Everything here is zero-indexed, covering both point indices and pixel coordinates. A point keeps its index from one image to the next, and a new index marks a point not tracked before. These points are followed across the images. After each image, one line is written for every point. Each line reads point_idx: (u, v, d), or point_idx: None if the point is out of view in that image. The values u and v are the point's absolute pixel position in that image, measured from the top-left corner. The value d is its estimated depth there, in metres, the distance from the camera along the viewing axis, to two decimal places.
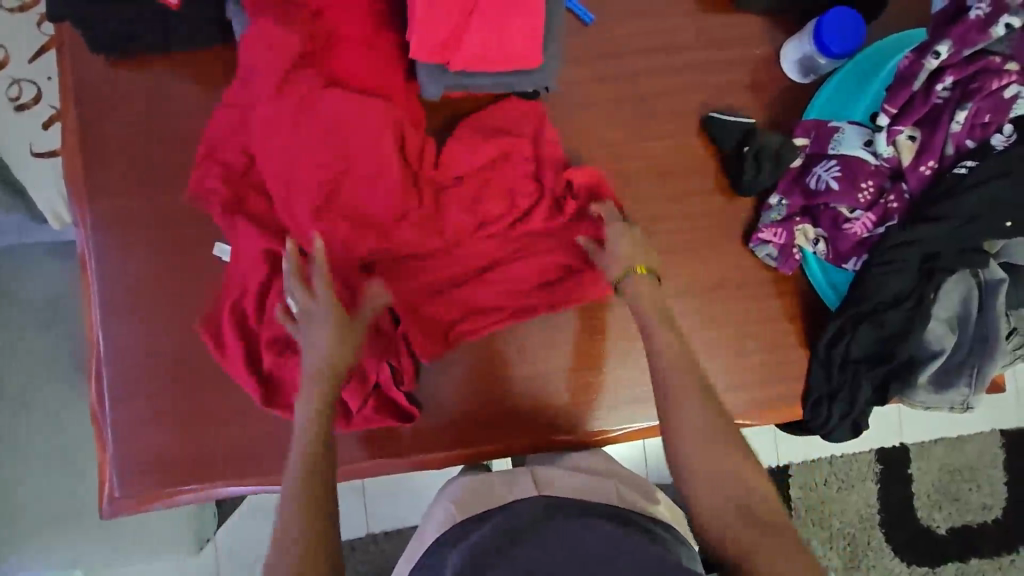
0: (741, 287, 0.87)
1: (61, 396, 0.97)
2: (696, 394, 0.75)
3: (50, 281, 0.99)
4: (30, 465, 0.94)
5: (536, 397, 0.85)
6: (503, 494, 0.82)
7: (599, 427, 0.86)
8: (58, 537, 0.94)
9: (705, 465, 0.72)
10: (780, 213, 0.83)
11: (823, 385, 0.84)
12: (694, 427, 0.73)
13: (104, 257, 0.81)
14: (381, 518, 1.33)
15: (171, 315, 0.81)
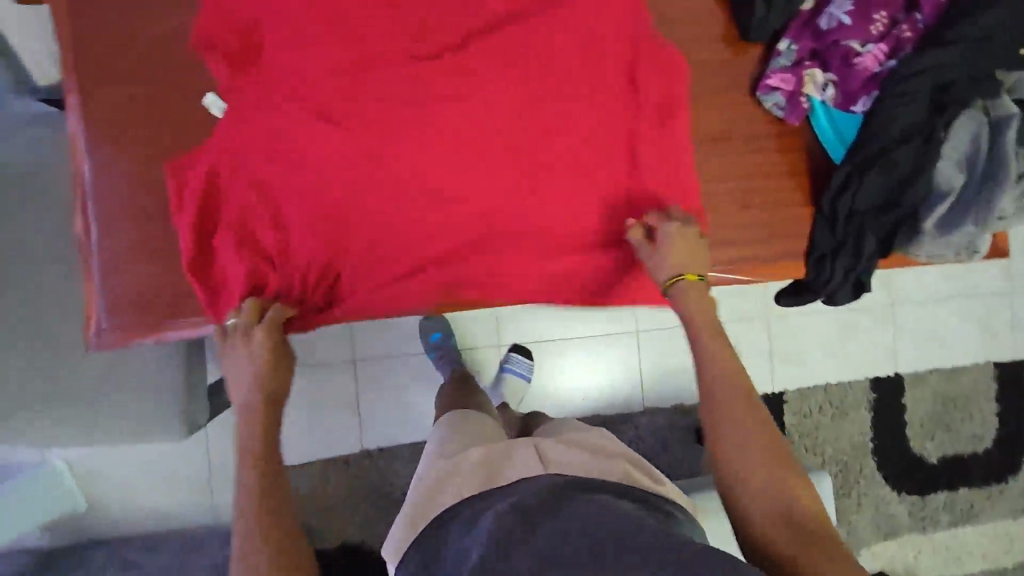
0: (744, 140, 0.85)
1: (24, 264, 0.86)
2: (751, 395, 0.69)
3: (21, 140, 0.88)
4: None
5: (538, 248, 0.82)
6: (510, 471, 0.76)
7: (596, 282, 0.85)
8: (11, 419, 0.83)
9: (763, 465, 0.64)
10: (790, 59, 0.80)
11: (828, 241, 0.84)
12: (750, 430, 0.66)
13: (90, 87, 0.77)
14: (375, 433, 1.27)
15: (160, 149, 0.79)
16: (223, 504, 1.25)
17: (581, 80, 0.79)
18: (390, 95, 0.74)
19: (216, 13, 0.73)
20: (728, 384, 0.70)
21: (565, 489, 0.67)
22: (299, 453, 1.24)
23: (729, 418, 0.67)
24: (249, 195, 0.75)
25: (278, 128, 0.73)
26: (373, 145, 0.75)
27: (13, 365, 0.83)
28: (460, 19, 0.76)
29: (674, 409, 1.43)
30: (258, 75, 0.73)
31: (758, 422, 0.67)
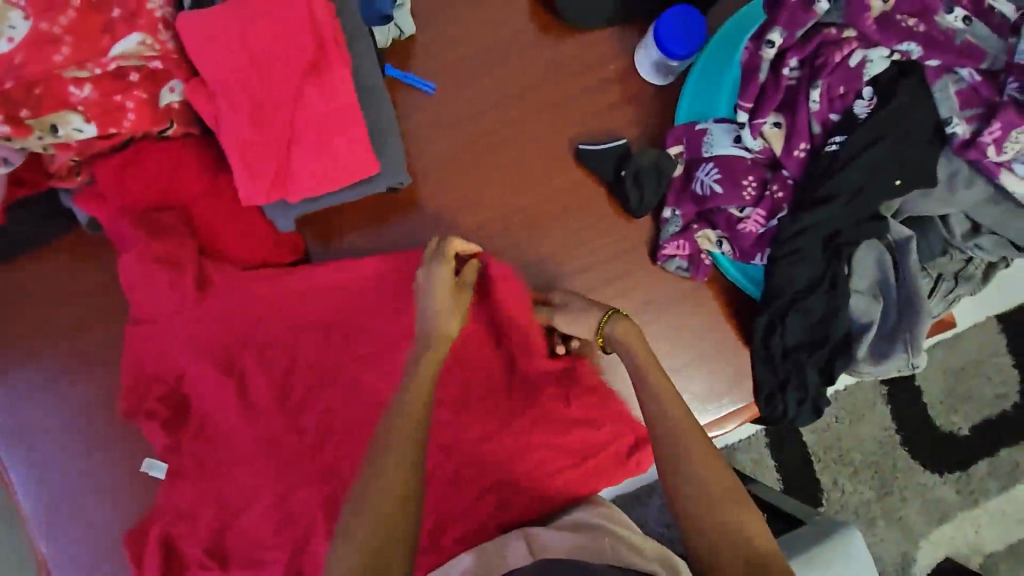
0: (670, 302, 0.84)
1: None
2: (691, 419, 0.68)
3: None
4: None
5: (502, 468, 0.80)
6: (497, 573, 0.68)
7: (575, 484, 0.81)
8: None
9: (705, 478, 0.63)
10: (678, 224, 0.81)
11: (771, 377, 0.81)
12: (699, 450, 0.65)
13: (20, 481, 0.75)
14: None
15: (106, 507, 0.76)
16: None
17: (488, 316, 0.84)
18: (321, 397, 0.79)
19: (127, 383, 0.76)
20: (671, 408, 0.69)
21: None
22: None
23: (677, 450, 0.65)
24: (202, 544, 0.75)
25: (226, 465, 0.77)
26: (322, 435, 0.79)
27: None
28: (362, 288, 0.79)
29: None
30: (195, 404, 0.77)
31: (705, 444, 0.66)
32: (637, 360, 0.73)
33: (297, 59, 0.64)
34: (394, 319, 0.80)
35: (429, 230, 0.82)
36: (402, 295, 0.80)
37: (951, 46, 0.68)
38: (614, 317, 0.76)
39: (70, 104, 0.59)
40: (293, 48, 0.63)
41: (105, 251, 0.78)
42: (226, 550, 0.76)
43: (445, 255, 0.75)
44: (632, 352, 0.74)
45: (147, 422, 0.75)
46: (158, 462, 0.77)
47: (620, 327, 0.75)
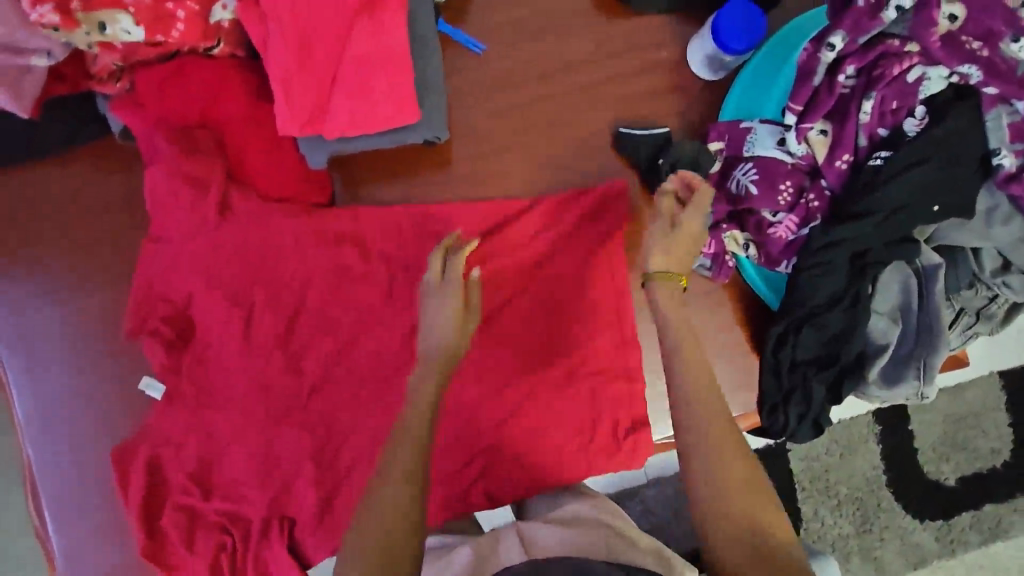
0: (686, 299, 0.84)
1: None
2: (720, 421, 0.64)
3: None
4: None
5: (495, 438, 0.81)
6: (487, 560, 0.68)
7: (565, 463, 0.82)
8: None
9: (733, 490, 0.60)
10: (707, 222, 0.80)
11: (775, 389, 0.81)
12: (723, 462, 0.62)
13: (19, 378, 0.75)
14: None
15: (97, 419, 0.76)
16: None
17: (501, 289, 0.83)
18: (324, 343, 0.79)
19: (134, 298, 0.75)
20: (705, 413, 0.64)
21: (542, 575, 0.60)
22: None
23: (693, 458, 0.63)
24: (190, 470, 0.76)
25: (222, 395, 0.77)
26: (321, 380, 0.78)
27: None
28: (383, 239, 0.79)
29: None
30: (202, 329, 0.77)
31: (728, 451, 0.62)
32: (667, 324, 0.70)
33: None
34: (409, 274, 0.80)
35: (457, 191, 0.82)
36: (422, 252, 0.80)
37: (1012, 77, 0.66)
38: (658, 277, 0.72)
39: (122, 5, 0.62)
40: None
41: (133, 164, 0.78)
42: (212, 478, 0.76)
43: (449, 244, 0.76)
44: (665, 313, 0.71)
45: (149, 340, 0.75)
46: (157, 383, 0.77)
47: (663, 288, 0.71)
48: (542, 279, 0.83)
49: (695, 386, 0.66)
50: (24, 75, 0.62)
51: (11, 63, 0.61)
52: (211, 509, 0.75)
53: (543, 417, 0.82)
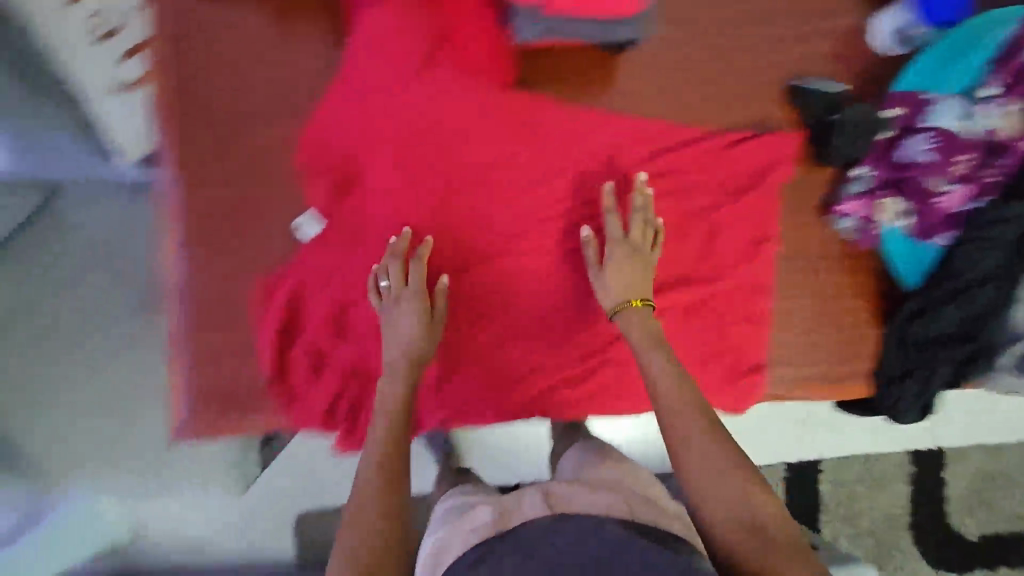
0: (815, 261, 0.86)
1: None
2: (706, 428, 0.67)
3: (100, 216, 0.91)
4: None
5: (603, 355, 0.83)
6: (505, 510, 0.72)
7: None
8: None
9: (702, 478, 0.64)
10: (864, 186, 0.81)
11: (895, 365, 0.84)
12: (703, 454, 0.65)
13: (186, 191, 0.79)
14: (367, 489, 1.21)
15: (241, 249, 0.80)
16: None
17: (641, 216, 0.82)
18: (473, 222, 0.81)
19: (313, 140, 0.80)
20: (679, 421, 0.68)
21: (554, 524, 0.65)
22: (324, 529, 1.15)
23: (681, 448, 0.67)
24: (328, 313, 0.79)
25: (369, 249, 0.80)
26: (459, 260, 0.81)
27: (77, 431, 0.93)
28: (542, 141, 0.82)
29: None
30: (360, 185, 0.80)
31: (727, 466, 0.64)
32: (645, 364, 0.74)
33: None
34: (559, 181, 0.82)
35: (618, 112, 0.83)
36: (575, 162, 0.82)
37: None
38: (623, 310, 0.77)
39: None
40: None
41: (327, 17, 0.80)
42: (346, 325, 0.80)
43: (420, 254, 0.77)
44: (648, 350, 0.74)
45: (315, 183, 0.80)
46: (315, 219, 0.79)
47: (624, 324, 0.76)
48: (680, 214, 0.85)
49: (672, 388, 0.70)
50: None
51: None
52: (340, 352, 0.80)
53: None
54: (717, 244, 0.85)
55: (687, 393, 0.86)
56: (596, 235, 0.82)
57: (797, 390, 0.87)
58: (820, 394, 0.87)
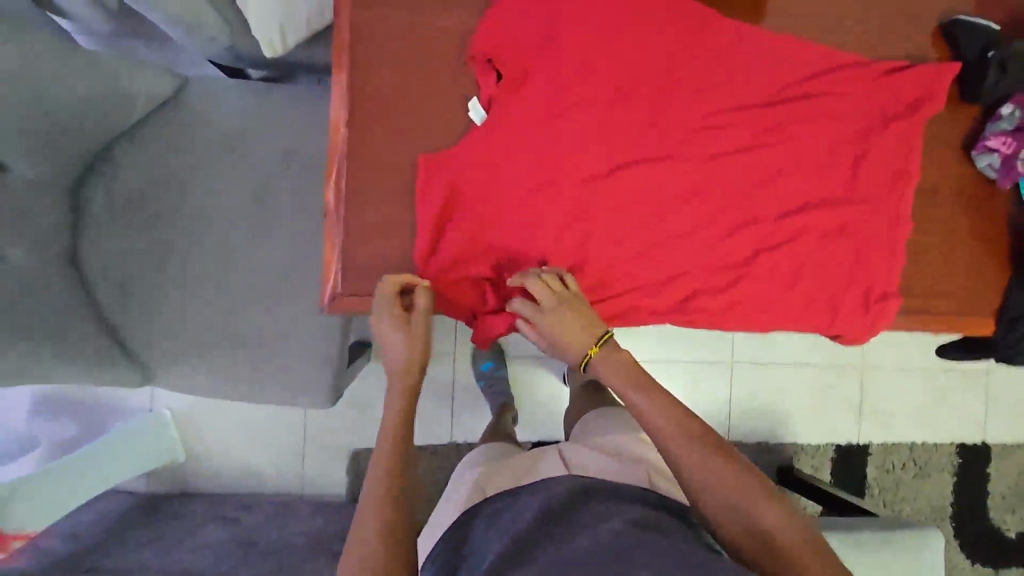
0: (953, 197, 0.88)
1: (287, 233, 1.12)
2: (698, 436, 0.75)
3: (293, 129, 1.13)
4: (236, 280, 1.11)
5: (742, 269, 0.85)
6: (534, 472, 0.86)
7: (794, 311, 0.85)
8: (190, 342, 1.09)
9: (729, 485, 0.72)
10: (1011, 123, 0.84)
11: (1022, 303, 0.86)
12: (712, 466, 0.73)
13: (356, 67, 0.81)
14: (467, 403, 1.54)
15: (408, 129, 0.83)
16: (313, 473, 1.55)
17: (790, 134, 0.85)
18: (630, 125, 0.82)
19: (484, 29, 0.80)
20: (682, 442, 0.75)
21: (589, 492, 0.75)
22: (439, 435, 1.53)
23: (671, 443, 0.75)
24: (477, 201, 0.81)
25: (527, 141, 0.81)
26: (614, 160, 0.83)
27: (245, 303, 1.10)
28: (706, 53, 0.83)
29: (758, 448, 1.74)
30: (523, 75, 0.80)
31: (740, 489, 0.72)
32: (618, 388, 0.81)
33: None
34: (718, 94, 0.84)
35: (779, 34, 0.85)
36: (735, 77, 0.83)
37: None
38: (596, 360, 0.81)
39: None
40: None
41: None
42: (493, 215, 0.81)
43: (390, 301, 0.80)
44: (628, 389, 0.79)
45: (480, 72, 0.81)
46: (481, 108, 0.82)
47: (603, 368, 0.81)
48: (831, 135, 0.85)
49: (651, 399, 0.78)
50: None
51: None
52: (492, 240, 0.82)
53: (791, 262, 0.85)
54: (867, 168, 0.85)
55: (822, 314, 0.86)
56: (745, 150, 0.84)
57: (926, 325, 0.88)
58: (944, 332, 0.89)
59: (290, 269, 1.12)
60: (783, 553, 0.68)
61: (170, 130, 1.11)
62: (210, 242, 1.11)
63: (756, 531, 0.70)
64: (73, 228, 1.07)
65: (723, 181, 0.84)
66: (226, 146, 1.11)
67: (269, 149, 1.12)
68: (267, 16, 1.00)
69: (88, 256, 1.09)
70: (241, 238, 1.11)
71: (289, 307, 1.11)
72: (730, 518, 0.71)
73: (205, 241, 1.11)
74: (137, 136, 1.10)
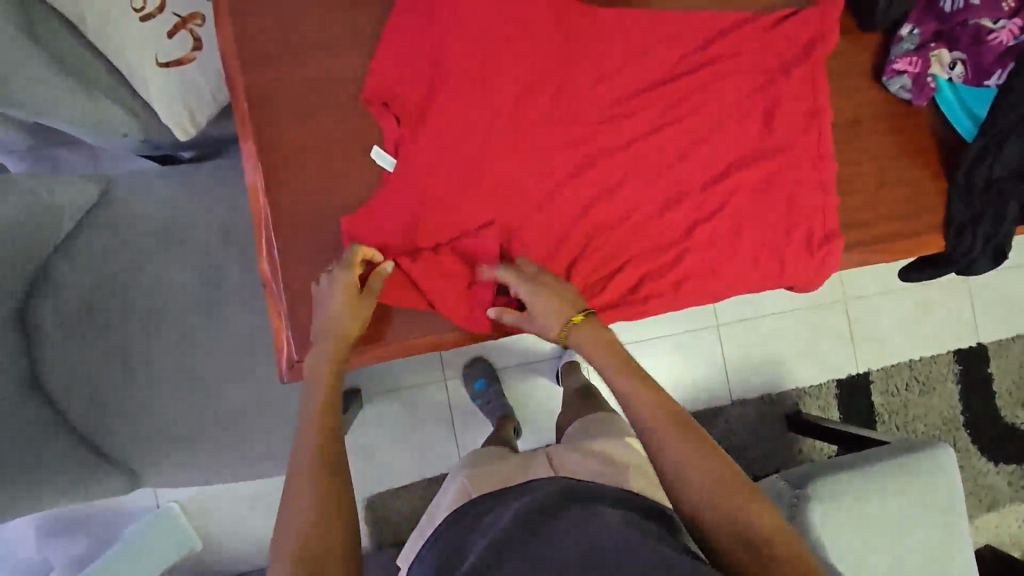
0: (874, 125, 0.89)
1: (242, 305, 1.12)
2: (666, 411, 0.73)
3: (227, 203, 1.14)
4: (202, 365, 1.10)
5: (687, 244, 0.85)
6: (518, 474, 0.86)
7: (746, 272, 0.86)
8: (174, 437, 1.08)
9: (708, 478, 0.66)
10: (914, 42, 0.84)
11: (964, 211, 0.87)
12: (695, 457, 0.68)
13: (262, 137, 0.81)
14: (467, 425, 1.54)
15: (327, 185, 0.83)
16: None
17: (705, 101, 0.85)
18: (545, 129, 0.82)
19: (374, 75, 0.81)
20: (667, 429, 0.71)
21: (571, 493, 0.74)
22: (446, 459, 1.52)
23: (643, 422, 0.72)
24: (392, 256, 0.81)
25: (444, 169, 0.80)
26: (538, 169, 0.83)
27: (217, 384, 1.10)
28: (603, 44, 0.83)
29: (765, 401, 1.75)
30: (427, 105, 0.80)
31: (715, 466, 0.67)
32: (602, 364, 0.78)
33: None
34: (624, 80, 0.84)
35: (671, 6, 0.86)
36: (637, 59, 0.84)
37: None
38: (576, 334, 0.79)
39: None
40: None
41: None
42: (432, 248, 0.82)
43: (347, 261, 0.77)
44: (599, 357, 0.78)
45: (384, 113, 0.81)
46: (389, 153, 0.82)
47: (584, 337, 0.78)
48: (743, 94, 0.86)
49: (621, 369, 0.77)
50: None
51: None
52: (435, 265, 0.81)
53: (732, 226, 0.86)
54: (782, 118, 0.86)
55: (776, 269, 0.86)
56: (665, 128, 0.85)
57: (879, 254, 0.88)
58: (896, 256, 0.89)
59: (254, 342, 1.11)
60: (765, 551, 0.61)
61: (105, 233, 1.10)
62: (170, 334, 1.10)
63: (732, 515, 0.64)
64: (30, 354, 1.05)
65: (649, 163, 0.85)
66: (163, 238, 1.11)
67: (207, 230, 1.12)
68: (171, 99, 1.00)
69: (53, 378, 1.07)
70: (198, 322, 1.10)
71: (264, 379, 1.11)
72: (706, 497, 0.65)
73: (165, 333, 1.10)
74: (73, 246, 1.09)
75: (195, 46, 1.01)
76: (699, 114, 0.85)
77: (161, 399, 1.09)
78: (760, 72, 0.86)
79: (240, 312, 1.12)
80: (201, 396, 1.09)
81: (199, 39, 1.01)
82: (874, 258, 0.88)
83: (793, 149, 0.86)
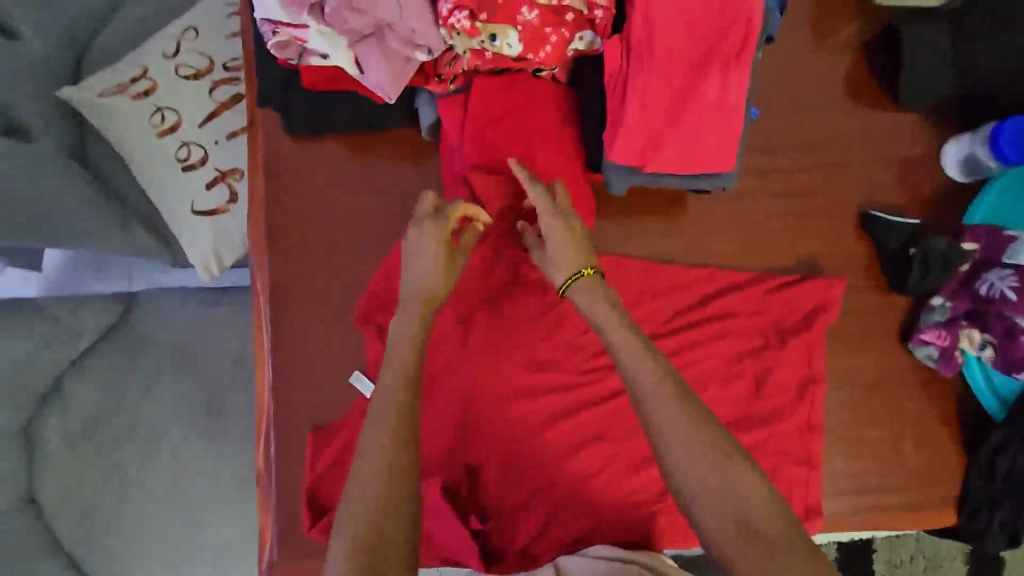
0: (899, 389, 0.86)
1: (238, 435, 1.12)
2: (695, 429, 0.60)
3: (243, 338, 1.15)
4: (190, 497, 1.08)
5: None
6: None
7: None
8: (152, 568, 1.06)
9: (717, 487, 0.58)
10: (944, 315, 0.83)
11: (983, 492, 0.83)
12: (692, 445, 0.59)
13: (276, 332, 0.81)
14: None
15: (332, 386, 0.81)
16: None
17: (723, 344, 0.83)
18: (551, 361, 0.84)
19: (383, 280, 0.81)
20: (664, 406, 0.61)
21: None
22: None
23: (658, 437, 0.61)
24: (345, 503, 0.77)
25: (450, 387, 0.80)
26: (544, 397, 0.82)
27: (204, 516, 1.08)
28: (625, 279, 0.83)
29: None
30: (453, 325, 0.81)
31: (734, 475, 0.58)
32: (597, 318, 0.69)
33: (688, 56, 0.66)
34: (643, 318, 0.83)
35: (697, 241, 0.86)
36: (657, 296, 0.83)
37: None
38: (574, 287, 0.71)
39: (513, 22, 0.65)
40: (688, 48, 0.66)
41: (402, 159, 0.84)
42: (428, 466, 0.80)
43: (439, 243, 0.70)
44: (603, 317, 0.68)
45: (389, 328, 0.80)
46: (367, 378, 0.80)
47: (582, 297, 0.70)
48: (761, 338, 0.84)
49: (630, 348, 0.65)
50: (308, 65, 0.69)
51: (400, 53, 0.65)
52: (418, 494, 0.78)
53: None
54: (799, 370, 0.84)
55: None
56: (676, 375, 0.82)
57: (893, 520, 0.84)
58: (916, 524, 0.85)
59: (244, 480, 1.11)
60: None
61: (116, 350, 1.12)
62: (163, 462, 1.09)
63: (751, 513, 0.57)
64: (30, 467, 1.05)
65: None
66: (177, 363, 1.12)
67: (218, 361, 1.13)
68: (197, 246, 1.00)
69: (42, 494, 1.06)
70: (194, 450, 1.10)
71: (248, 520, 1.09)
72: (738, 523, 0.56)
73: (161, 460, 1.09)
74: (82, 363, 1.10)
75: (231, 199, 1.02)
76: (715, 356, 0.83)
77: (140, 530, 1.06)
78: (782, 319, 0.85)
79: (235, 444, 1.11)
80: (182, 530, 1.07)
81: (236, 192, 1.02)
82: (890, 525, 0.84)
83: (810, 403, 0.83)
